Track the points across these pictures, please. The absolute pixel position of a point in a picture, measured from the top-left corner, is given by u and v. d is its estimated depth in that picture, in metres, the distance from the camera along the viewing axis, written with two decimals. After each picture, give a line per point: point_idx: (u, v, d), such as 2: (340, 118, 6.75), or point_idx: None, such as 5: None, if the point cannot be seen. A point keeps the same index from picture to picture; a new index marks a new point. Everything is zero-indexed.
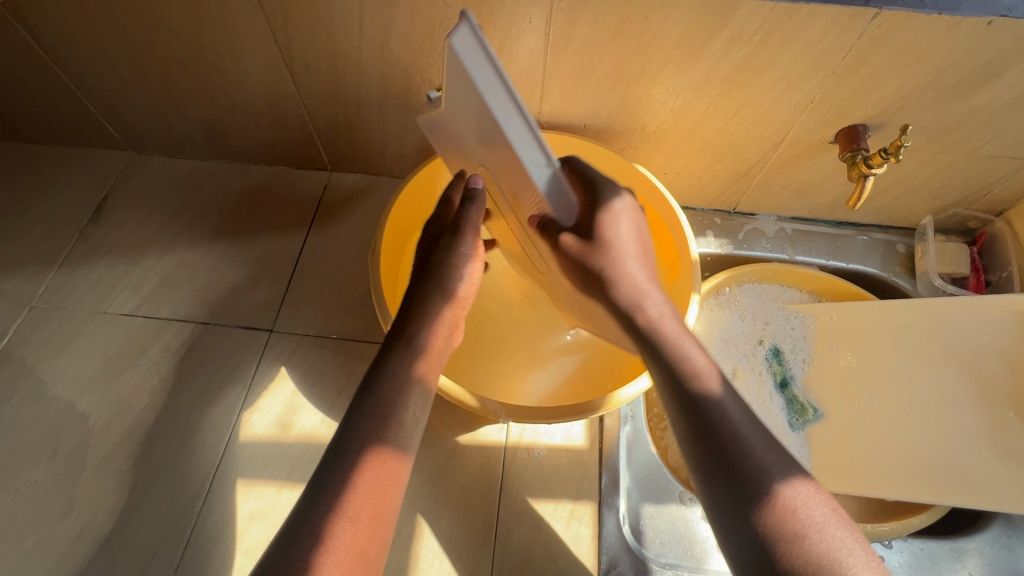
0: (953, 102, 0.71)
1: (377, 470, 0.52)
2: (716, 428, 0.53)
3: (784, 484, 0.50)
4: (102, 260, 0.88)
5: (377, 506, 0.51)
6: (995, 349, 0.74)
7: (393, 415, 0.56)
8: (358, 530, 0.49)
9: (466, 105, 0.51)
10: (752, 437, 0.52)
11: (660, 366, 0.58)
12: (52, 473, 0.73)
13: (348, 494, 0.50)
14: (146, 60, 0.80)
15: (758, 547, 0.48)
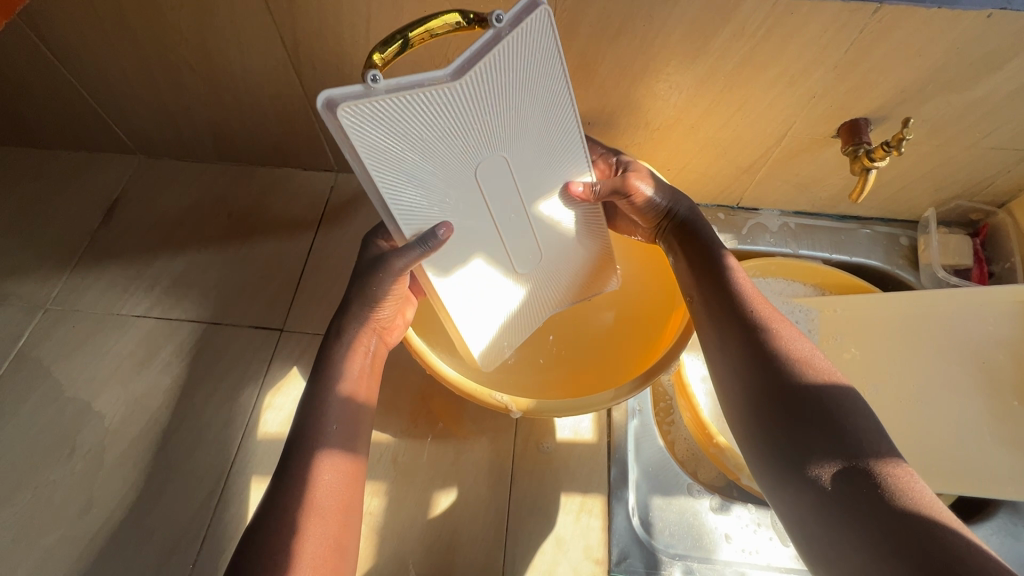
0: (955, 95, 0.72)
1: (336, 466, 0.54)
2: (792, 383, 0.51)
3: (856, 452, 0.45)
4: (114, 262, 0.90)
5: (343, 501, 0.53)
6: (997, 339, 0.78)
7: (336, 418, 0.57)
8: (329, 527, 0.51)
9: (497, 88, 0.53)
10: (834, 385, 0.50)
11: (720, 334, 0.58)
12: (69, 472, 0.74)
13: (309, 493, 0.52)
14: (155, 64, 0.81)
15: (828, 515, 0.45)
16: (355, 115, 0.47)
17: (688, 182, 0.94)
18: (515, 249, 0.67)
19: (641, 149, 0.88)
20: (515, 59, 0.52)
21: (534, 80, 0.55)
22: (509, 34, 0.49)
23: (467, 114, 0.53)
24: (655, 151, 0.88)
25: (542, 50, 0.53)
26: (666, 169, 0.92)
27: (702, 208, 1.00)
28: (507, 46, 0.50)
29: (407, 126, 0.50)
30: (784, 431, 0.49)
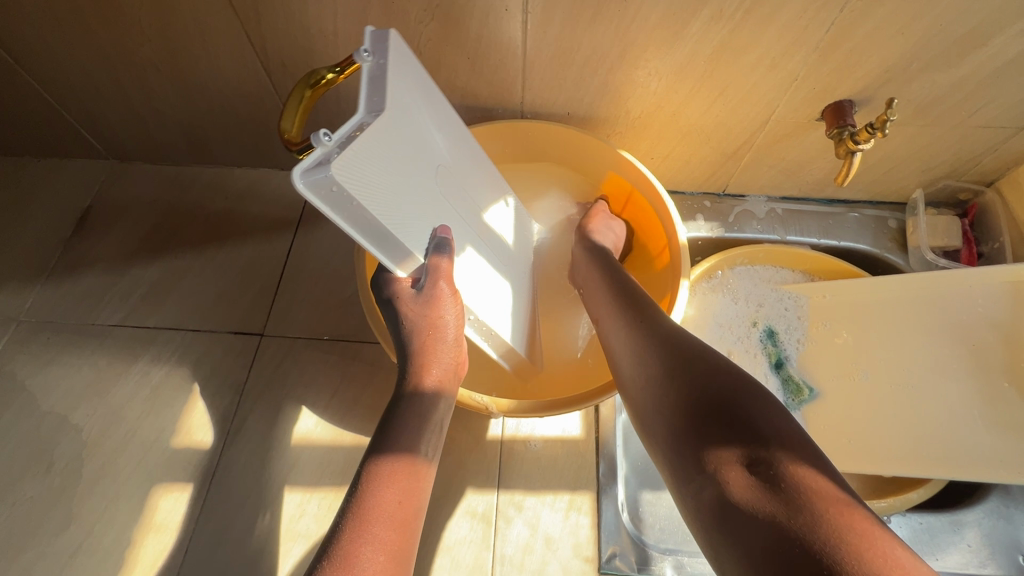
0: (940, 73, 0.70)
1: (396, 474, 0.49)
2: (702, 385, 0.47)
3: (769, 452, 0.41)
4: (88, 271, 0.87)
5: (404, 513, 0.47)
6: (988, 320, 0.74)
7: (409, 438, 0.52)
8: (391, 540, 0.45)
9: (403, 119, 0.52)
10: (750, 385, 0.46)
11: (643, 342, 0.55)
12: (48, 487, 0.73)
13: (370, 498, 0.46)
14: (119, 65, 0.79)
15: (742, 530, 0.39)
16: (348, 172, 0.42)
17: (673, 170, 0.92)
18: (492, 249, 0.72)
19: (623, 138, 0.86)
20: (407, 78, 0.52)
21: (427, 99, 0.58)
22: (389, 60, 0.48)
23: (408, 142, 0.52)
24: (637, 140, 0.86)
25: (414, 71, 0.54)
26: (649, 157, 0.90)
27: (688, 197, 0.98)
28: (393, 67, 0.49)
29: (382, 168, 0.48)
30: (691, 415, 0.46)
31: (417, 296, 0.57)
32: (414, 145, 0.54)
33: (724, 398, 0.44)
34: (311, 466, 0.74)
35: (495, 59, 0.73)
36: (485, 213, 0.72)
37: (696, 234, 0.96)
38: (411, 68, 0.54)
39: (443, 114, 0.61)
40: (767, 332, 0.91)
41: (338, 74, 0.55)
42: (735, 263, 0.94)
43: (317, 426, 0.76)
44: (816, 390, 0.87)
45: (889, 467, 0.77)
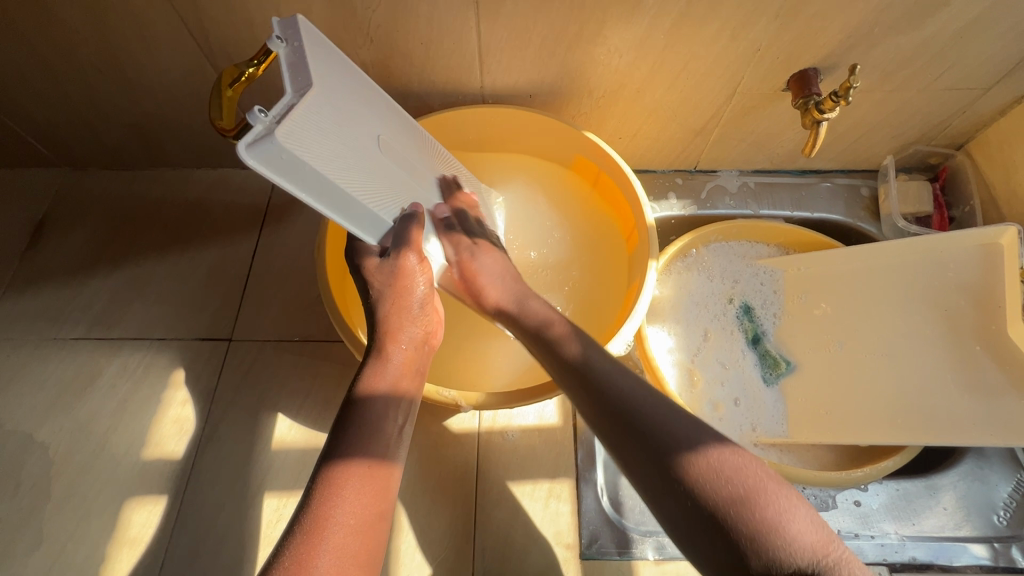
0: (903, 36, 0.69)
1: (359, 474, 0.48)
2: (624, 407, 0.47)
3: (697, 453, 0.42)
4: (46, 284, 0.85)
5: (367, 516, 0.46)
6: (957, 285, 0.73)
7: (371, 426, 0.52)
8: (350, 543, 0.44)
9: (338, 105, 0.52)
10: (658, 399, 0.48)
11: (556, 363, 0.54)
12: (17, 507, 0.71)
13: (332, 499, 0.46)
14: (59, 69, 0.75)
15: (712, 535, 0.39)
16: (287, 147, 0.43)
17: (642, 149, 0.91)
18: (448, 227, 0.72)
19: (589, 119, 0.84)
20: (328, 61, 0.52)
21: (353, 79, 0.57)
22: (305, 42, 0.48)
23: (342, 123, 0.52)
24: (603, 120, 0.84)
25: (338, 58, 0.55)
26: (617, 137, 0.88)
27: (659, 175, 0.97)
28: (311, 50, 0.49)
29: (320, 146, 0.47)
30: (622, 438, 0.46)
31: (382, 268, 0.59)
32: (349, 125, 0.53)
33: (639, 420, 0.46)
34: (287, 470, 0.73)
35: (449, 43, 0.70)
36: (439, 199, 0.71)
37: (669, 212, 0.95)
38: (332, 53, 0.54)
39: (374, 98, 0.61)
40: (744, 308, 0.91)
41: (258, 66, 0.54)
42: (710, 240, 0.93)
43: (291, 429, 0.75)
44: (793, 363, 0.87)
45: (865, 437, 0.76)
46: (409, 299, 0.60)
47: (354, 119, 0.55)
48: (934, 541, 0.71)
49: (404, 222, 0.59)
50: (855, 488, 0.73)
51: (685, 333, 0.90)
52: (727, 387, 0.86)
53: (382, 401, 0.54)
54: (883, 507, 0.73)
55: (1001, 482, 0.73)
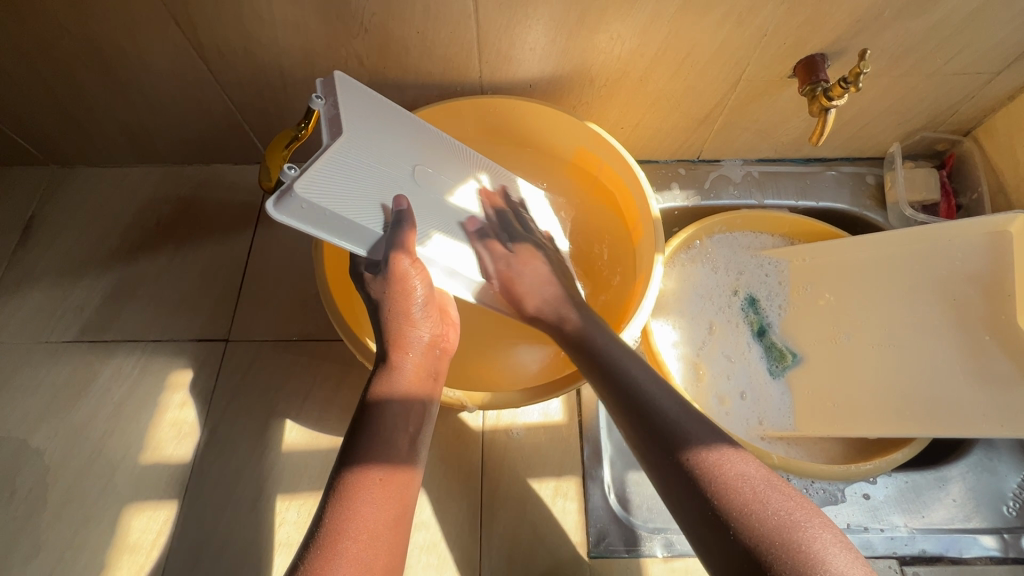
0: (913, 20, 0.67)
1: (376, 475, 0.48)
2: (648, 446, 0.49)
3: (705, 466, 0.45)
4: (36, 286, 0.83)
5: (390, 512, 0.47)
6: (967, 274, 0.72)
7: (384, 430, 0.52)
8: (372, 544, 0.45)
9: (375, 143, 0.58)
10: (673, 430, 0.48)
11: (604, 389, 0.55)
12: (13, 515, 0.70)
13: (351, 501, 0.46)
14: (41, 63, 0.72)
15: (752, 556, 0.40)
16: (313, 191, 0.48)
17: (644, 139, 0.89)
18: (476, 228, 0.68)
19: (590, 109, 0.82)
20: (360, 104, 0.58)
21: (388, 115, 0.62)
22: (338, 97, 0.56)
23: (372, 158, 0.57)
24: (604, 110, 0.82)
25: (371, 100, 0.61)
26: (618, 127, 0.86)
27: (662, 165, 0.95)
28: (344, 102, 0.56)
29: (347, 184, 0.53)
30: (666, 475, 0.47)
31: (380, 281, 0.57)
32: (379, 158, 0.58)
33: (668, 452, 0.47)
34: (288, 473, 0.72)
35: (446, 32, 0.68)
36: (452, 196, 0.67)
37: (672, 204, 0.93)
38: (363, 99, 0.60)
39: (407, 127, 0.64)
40: (748, 300, 0.90)
41: (304, 128, 0.61)
42: (714, 231, 0.91)
43: (291, 431, 0.74)
44: (798, 355, 0.87)
45: (871, 429, 0.76)
46: (409, 302, 0.58)
47: (393, 152, 0.60)
48: (944, 533, 0.70)
49: (395, 231, 0.56)
50: (863, 481, 0.73)
51: (689, 326, 0.88)
52: (733, 380, 0.85)
53: (397, 401, 0.54)
54: (891, 499, 0.72)
55: (1010, 473, 0.72)
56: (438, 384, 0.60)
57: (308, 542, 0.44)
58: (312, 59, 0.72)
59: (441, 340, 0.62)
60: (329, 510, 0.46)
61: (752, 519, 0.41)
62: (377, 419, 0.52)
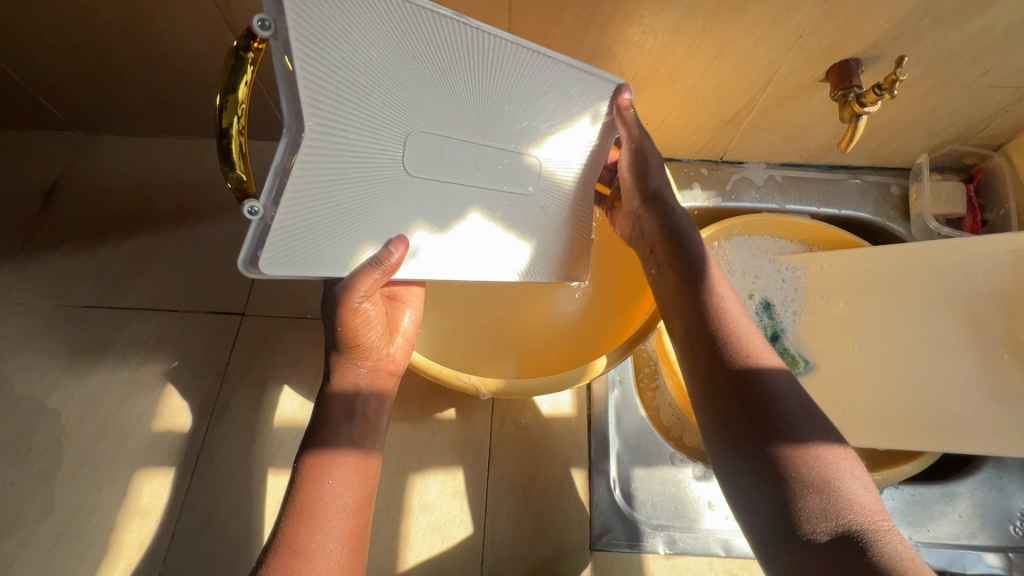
0: (953, 29, 0.66)
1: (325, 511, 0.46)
2: (730, 348, 0.48)
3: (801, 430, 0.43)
4: (59, 250, 0.84)
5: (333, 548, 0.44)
6: (988, 292, 0.73)
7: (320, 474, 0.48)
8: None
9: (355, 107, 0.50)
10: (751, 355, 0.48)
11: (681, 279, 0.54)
12: (28, 473, 0.71)
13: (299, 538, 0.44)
14: (73, 29, 0.72)
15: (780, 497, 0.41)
16: (275, 251, 0.49)
17: (668, 136, 0.88)
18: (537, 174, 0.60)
19: None
20: (357, 68, 0.48)
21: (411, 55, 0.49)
22: (293, 28, 0.44)
23: (350, 124, 0.50)
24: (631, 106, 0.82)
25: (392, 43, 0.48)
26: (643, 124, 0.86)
27: (684, 164, 0.94)
28: (303, 32, 0.44)
29: (313, 211, 0.50)
30: (725, 395, 0.47)
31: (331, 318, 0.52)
32: (361, 146, 0.51)
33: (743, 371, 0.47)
34: (298, 448, 0.72)
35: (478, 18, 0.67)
36: (536, 149, 0.58)
37: (692, 203, 0.93)
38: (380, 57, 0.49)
39: (443, 69, 0.51)
40: (763, 305, 0.88)
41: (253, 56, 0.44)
42: (732, 233, 0.90)
43: (303, 407, 0.74)
44: (812, 362, 0.84)
45: (885, 441, 0.74)
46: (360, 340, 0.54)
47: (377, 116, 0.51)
48: (948, 549, 0.70)
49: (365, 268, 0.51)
50: None
51: None
52: None
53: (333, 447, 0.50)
54: (897, 511, 0.73)
55: (1019, 492, 0.72)
56: (382, 419, 0.55)
57: (269, 542, 0.44)
58: None
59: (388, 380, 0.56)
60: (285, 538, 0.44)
61: (820, 486, 0.40)
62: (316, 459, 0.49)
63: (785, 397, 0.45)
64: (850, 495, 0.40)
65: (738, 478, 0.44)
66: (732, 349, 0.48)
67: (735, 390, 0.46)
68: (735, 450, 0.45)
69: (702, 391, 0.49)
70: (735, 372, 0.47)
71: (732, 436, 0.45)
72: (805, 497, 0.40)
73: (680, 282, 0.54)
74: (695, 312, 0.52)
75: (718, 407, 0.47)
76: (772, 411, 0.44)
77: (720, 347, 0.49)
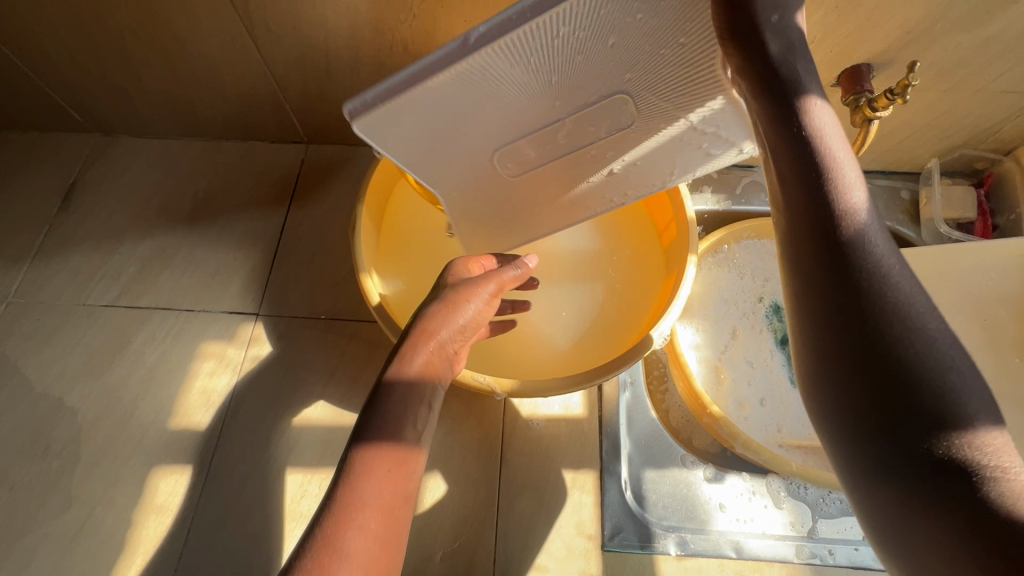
0: (965, 34, 0.66)
1: (383, 461, 0.48)
2: (865, 289, 0.33)
3: (955, 413, 0.30)
4: (77, 250, 0.85)
5: (390, 497, 0.46)
6: (999, 295, 0.74)
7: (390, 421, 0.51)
8: (374, 526, 0.44)
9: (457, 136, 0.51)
10: (895, 303, 0.32)
11: (793, 193, 0.36)
12: (46, 470, 0.72)
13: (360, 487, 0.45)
14: (95, 32, 0.74)
15: (917, 491, 0.30)
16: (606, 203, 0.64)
17: None
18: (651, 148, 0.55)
19: None
20: (439, 115, 0.47)
21: (486, 68, 0.43)
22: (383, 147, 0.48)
23: (460, 140, 0.52)
24: None
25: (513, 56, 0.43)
26: None
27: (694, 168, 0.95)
28: (388, 136, 0.48)
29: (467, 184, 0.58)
30: (849, 361, 0.32)
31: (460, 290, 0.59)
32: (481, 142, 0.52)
33: (878, 331, 0.32)
34: (312, 447, 0.73)
35: None
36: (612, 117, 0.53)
37: (702, 207, 0.93)
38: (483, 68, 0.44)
39: (530, 65, 0.44)
40: (773, 308, 0.89)
41: None
42: (742, 237, 0.91)
43: (316, 406, 0.75)
44: None
45: None
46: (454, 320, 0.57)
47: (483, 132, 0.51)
48: None
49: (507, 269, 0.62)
50: None
51: (713, 330, 0.87)
52: (754, 386, 0.84)
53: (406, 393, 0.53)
54: None
55: None
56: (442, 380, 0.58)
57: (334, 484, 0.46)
58: (359, 43, 0.73)
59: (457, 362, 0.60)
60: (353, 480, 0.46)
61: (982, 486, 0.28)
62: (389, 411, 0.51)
63: (920, 347, 0.31)
64: (1004, 476, 0.28)
65: (858, 460, 0.32)
66: (864, 288, 0.33)
67: (855, 331, 0.32)
68: (855, 428, 0.32)
69: (812, 344, 0.35)
70: (863, 329, 0.32)
71: (857, 412, 0.32)
72: (954, 491, 0.29)
73: (793, 194, 0.36)
74: (808, 240, 0.35)
75: (839, 370, 0.33)
76: (920, 392, 0.30)
77: (851, 294, 0.33)
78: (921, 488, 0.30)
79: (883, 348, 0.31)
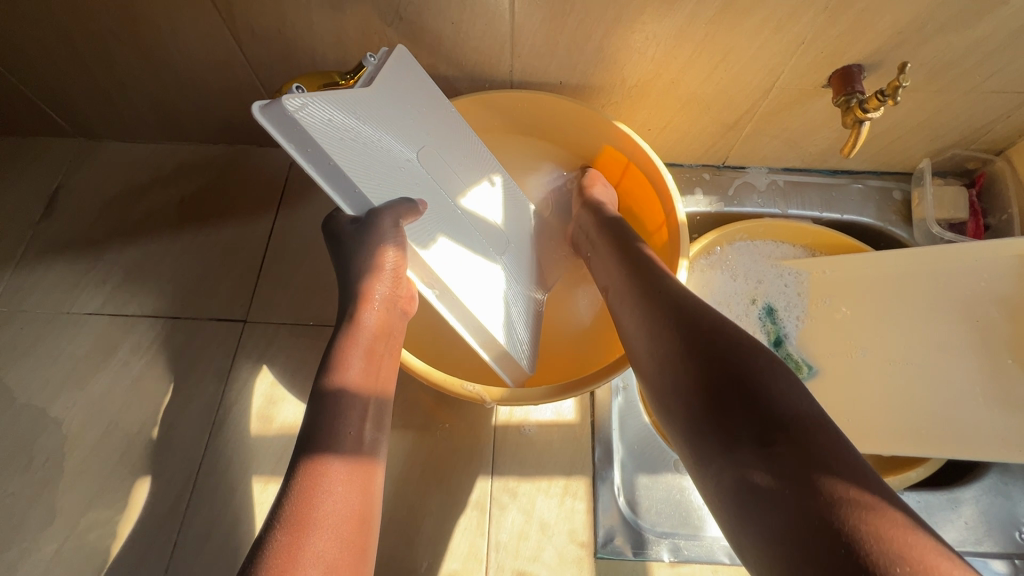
0: (956, 34, 0.66)
1: (338, 479, 0.47)
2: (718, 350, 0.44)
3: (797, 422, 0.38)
4: (61, 256, 0.84)
5: (353, 509, 0.46)
6: (994, 296, 0.72)
7: (334, 429, 0.49)
8: (342, 538, 0.44)
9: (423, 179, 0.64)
10: (747, 352, 0.43)
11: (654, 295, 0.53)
12: (29, 482, 0.71)
13: (312, 506, 0.44)
14: (76, 36, 0.72)
15: (779, 498, 0.36)
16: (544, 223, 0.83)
17: (671, 141, 0.88)
18: (463, 171, 0.70)
19: (619, 109, 0.81)
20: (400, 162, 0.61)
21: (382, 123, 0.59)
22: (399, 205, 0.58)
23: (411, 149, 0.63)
24: (633, 111, 0.82)
25: (341, 138, 0.52)
26: (646, 129, 0.86)
27: (686, 169, 0.94)
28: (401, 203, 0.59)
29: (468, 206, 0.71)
30: (706, 402, 0.43)
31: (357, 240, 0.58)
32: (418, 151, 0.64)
33: (727, 373, 0.42)
34: None
35: (481, 24, 0.67)
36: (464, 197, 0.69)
37: (694, 209, 0.93)
38: (345, 157, 0.52)
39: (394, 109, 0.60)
40: (767, 309, 0.88)
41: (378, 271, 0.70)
42: (735, 238, 0.90)
43: None
44: (814, 367, 0.85)
45: (890, 448, 0.75)
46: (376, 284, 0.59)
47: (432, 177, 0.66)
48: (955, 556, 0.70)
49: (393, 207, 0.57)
50: None
51: None
52: None
53: (348, 398, 0.52)
54: None
55: None
56: (388, 383, 0.57)
57: (274, 508, 0.45)
58: (346, 46, 0.72)
59: (387, 344, 0.59)
60: (294, 500, 0.44)
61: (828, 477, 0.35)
62: (327, 420, 0.50)
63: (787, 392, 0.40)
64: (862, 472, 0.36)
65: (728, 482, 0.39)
66: (722, 350, 0.44)
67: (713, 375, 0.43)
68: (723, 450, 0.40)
69: (680, 399, 0.45)
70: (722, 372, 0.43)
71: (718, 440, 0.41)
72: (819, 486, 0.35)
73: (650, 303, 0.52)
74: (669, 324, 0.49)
75: (701, 412, 0.43)
76: (762, 407, 0.40)
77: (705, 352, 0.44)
78: (799, 492, 0.35)
79: (752, 394, 0.40)
